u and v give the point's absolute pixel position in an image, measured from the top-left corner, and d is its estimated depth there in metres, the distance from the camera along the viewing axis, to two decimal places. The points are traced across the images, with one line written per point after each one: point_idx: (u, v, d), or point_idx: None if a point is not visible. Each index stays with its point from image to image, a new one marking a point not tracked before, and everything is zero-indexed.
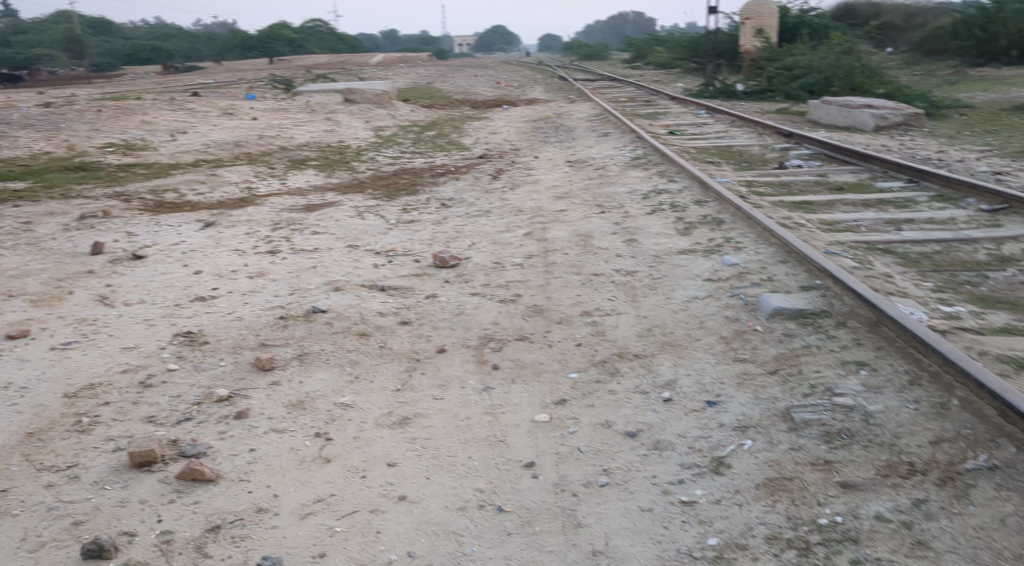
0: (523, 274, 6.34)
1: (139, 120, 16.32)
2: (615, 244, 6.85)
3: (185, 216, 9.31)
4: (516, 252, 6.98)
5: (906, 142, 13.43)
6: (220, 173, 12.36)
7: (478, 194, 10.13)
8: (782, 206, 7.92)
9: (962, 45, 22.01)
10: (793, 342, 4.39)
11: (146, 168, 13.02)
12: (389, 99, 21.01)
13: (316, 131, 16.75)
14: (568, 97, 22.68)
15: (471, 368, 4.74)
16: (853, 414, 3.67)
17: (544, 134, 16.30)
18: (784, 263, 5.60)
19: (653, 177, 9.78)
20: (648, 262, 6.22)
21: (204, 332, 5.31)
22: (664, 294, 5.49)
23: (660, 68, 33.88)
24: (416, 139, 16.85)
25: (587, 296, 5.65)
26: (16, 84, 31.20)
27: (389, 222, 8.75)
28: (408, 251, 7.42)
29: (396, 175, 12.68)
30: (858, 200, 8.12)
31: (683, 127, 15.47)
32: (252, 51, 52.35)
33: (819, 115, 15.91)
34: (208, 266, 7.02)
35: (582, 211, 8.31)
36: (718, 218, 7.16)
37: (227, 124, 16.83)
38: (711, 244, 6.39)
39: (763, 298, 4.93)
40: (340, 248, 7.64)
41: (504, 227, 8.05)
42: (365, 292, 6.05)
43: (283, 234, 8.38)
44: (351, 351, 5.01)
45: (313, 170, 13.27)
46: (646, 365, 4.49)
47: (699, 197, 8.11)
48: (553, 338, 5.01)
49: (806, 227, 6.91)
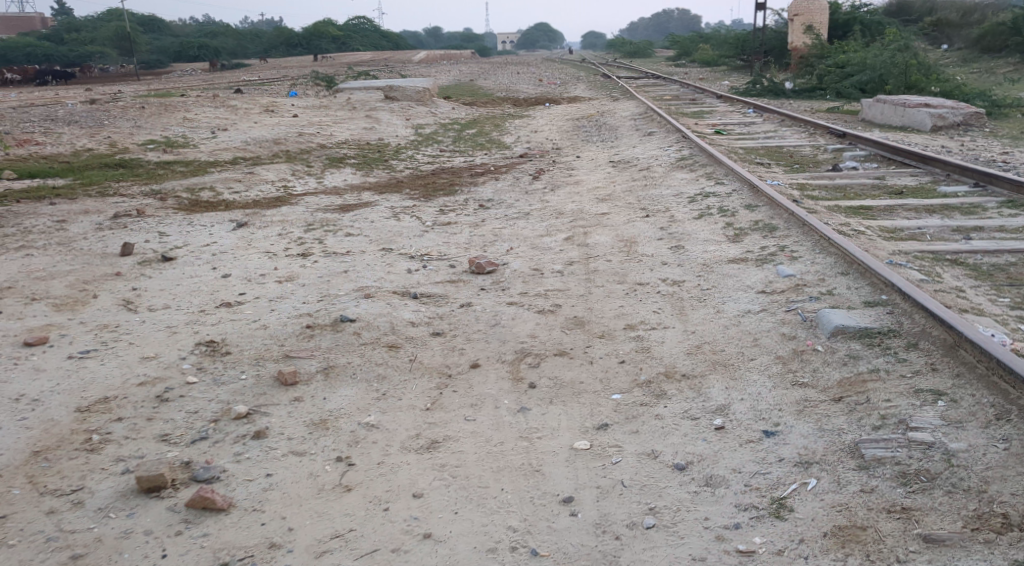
0: (562, 282, 6.01)
1: (179, 116, 16.28)
2: (660, 251, 6.49)
3: (219, 216, 9.14)
4: (555, 259, 6.65)
5: (966, 142, 12.83)
6: (257, 171, 12.21)
7: (518, 195, 9.80)
8: (838, 211, 7.48)
9: (1022, 42, 21.16)
10: (858, 366, 4.00)
11: (184, 166, 12.92)
12: (430, 97, 20.80)
13: (355, 129, 16.58)
14: (611, 95, 22.25)
15: (506, 386, 4.43)
16: (933, 453, 3.28)
17: (586, 132, 15.95)
18: (844, 274, 5.20)
19: (700, 178, 9.38)
20: (696, 271, 5.86)
21: (226, 341, 5.07)
22: (714, 307, 5.12)
23: (705, 65, 33.26)
24: (456, 137, 16.60)
25: (630, 307, 5.31)
26: (66, 81, 31.65)
27: (425, 224, 8.48)
28: (443, 255, 7.14)
29: (434, 174, 12.41)
30: (920, 205, 7.65)
31: (730, 126, 15.00)
32: (297, 48, 52.77)
33: (873, 114, 15.33)
34: (237, 270, 6.80)
35: (625, 215, 7.96)
36: (770, 224, 6.76)
37: (267, 121, 16.72)
38: (763, 252, 6.00)
39: (825, 314, 4.54)
40: (373, 251, 7.38)
41: (544, 231, 7.72)
42: (396, 300, 5.77)
43: (316, 236, 8.15)
44: (379, 365, 4.73)
45: (351, 169, 13.06)
46: (696, 387, 4.14)
47: (750, 202, 7.69)
48: (594, 354, 4.68)
49: (866, 235, 6.49)
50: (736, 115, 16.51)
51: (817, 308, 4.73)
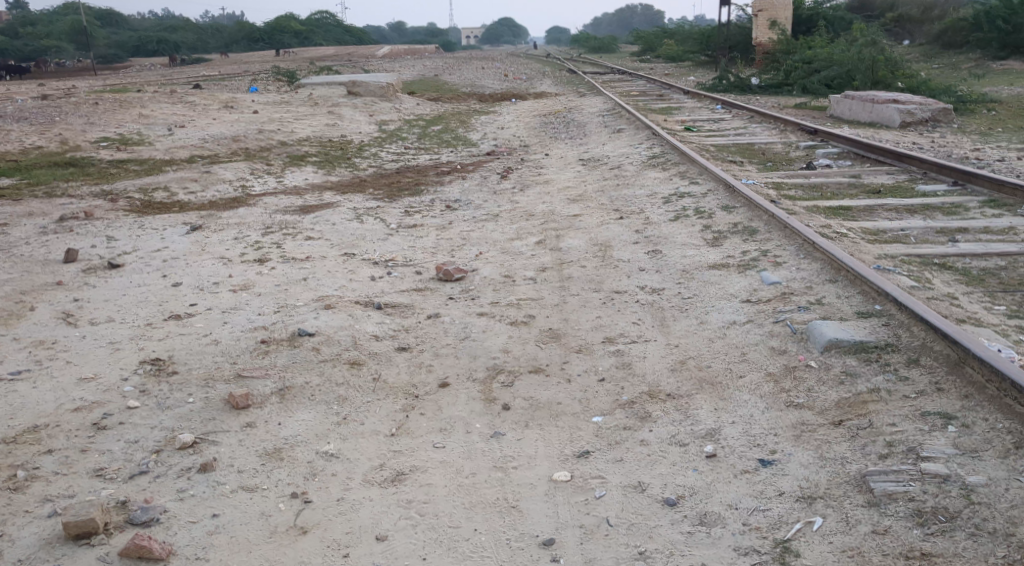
0: (535, 291, 5.69)
1: (134, 113, 15.68)
2: (637, 256, 6.19)
3: (172, 219, 8.69)
4: (527, 265, 6.33)
5: (937, 139, 12.72)
6: (214, 170, 11.74)
7: (486, 195, 9.46)
8: (817, 212, 7.24)
9: (984, 38, 21.20)
10: (857, 385, 3.73)
11: (138, 165, 12.41)
12: (394, 92, 20.36)
13: (317, 125, 16.12)
14: (579, 91, 21.97)
15: (477, 408, 4.09)
16: (949, 486, 3.07)
17: (555, 129, 15.66)
18: (832, 281, 4.94)
19: (673, 177, 9.12)
20: (675, 278, 5.57)
21: (173, 359, 4.67)
22: (697, 318, 4.84)
23: (671, 60, 33.14)
24: (421, 133, 16.21)
25: (608, 319, 5.01)
26: (20, 75, 30.72)
27: (389, 227, 8.11)
28: (409, 260, 6.78)
29: (399, 173, 12.02)
30: (899, 205, 7.43)
31: (700, 123, 14.78)
32: (259, 44, 51.91)
33: (842, 111, 15.20)
34: (189, 278, 6.40)
35: (598, 217, 7.66)
36: (749, 227, 6.49)
37: (226, 118, 16.18)
38: (745, 257, 5.72)
39: (817, 327, 4.23)
40: (334, 257, 6.99)
41: (514, 234, 7.40)
42: (359, 311, 5.42)
43: (274, 239, 7.75)
44: (341, 385, 4.38)
45: (312, 167, 12.62)
46: (683, 407, 3.85)
47: (727, 203, 7.42)
48: (572, 371, 4.36)
49: (850, 237, 6.25)
50: (705, 112, 16.29)
51: (808, 318, 4.47)
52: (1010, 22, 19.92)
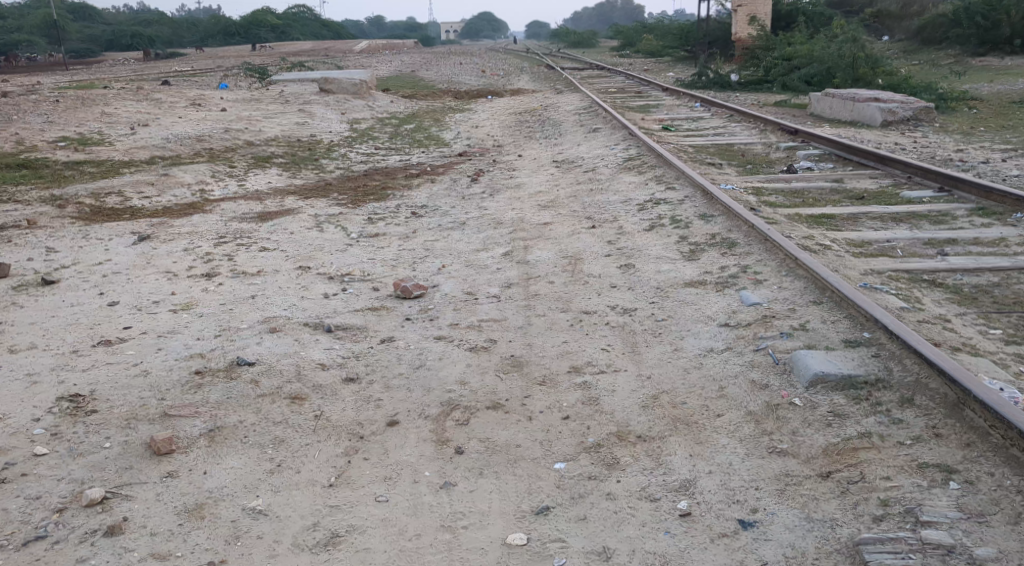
0: (499, 310, 5.29)
1: (95, 111, 15.11)
2: (608, 271, 5.80)
3: (121, 228, 8.21)
4: (492, 280, 5.93)
5: (919, 139, 12.41)
6: (173, 172, 11.23)
7: (454, 201, 9.03)
8: (799, 221, 6.88)
9: (962, 34, 20.93)
10: (847, 427, 3.38)
11: (95, 167, 11.87)
12: (367, 89, 19.84)
13: (286, 124, 15.61)
14: (555, 88, 21.57)
15: (428, 451, 3.69)
16: (954, 558, 2.79)
17: (530, 128, 15.27)
18: (817, 304, 4.57)
19: (649, 182, 8.75)
20: (649, 297, 5.19)
21: (94, 395, 4.22)
22: (671, 343, 4.47)
23: (649, 56, 32.79)
24: (393, 132, 15.75)
25: (574, 345, 4.62)
26: None
27: (350, 236, 7.68)
28: (367, 274, 6.36)
29: (366, 175, 11.56)
30: (884, 213, 7.08)
31: (677, 122, 14.43)
32: (234, 38, 51.08)
33: (821, 110, 14.90)
34: (128, 295, 5.95)
35: (569, 226, 7.26)
36: (728, 238, 6.11)
37: (192, 116, 15.63)
38: (723, 274, 5.35)
39: (805, 360, 3.86)
40: (288, 271, 6.56)
41: (480, 245, 6.99)
42: (307, 335, 5.00)
43: (226, 251, 7.30)
44: (279, 425, 3.96)
45: (277, 170, 12.13)
46: (655, 454, 3.47)
47: (705, 211, 7.04)
48: (533, 407, 3.96)
49: (834, 250, 5.90)
50: (683, 110, 15.92)
51: (793, 346, 4.11)
52: (988, 19, 19.95)
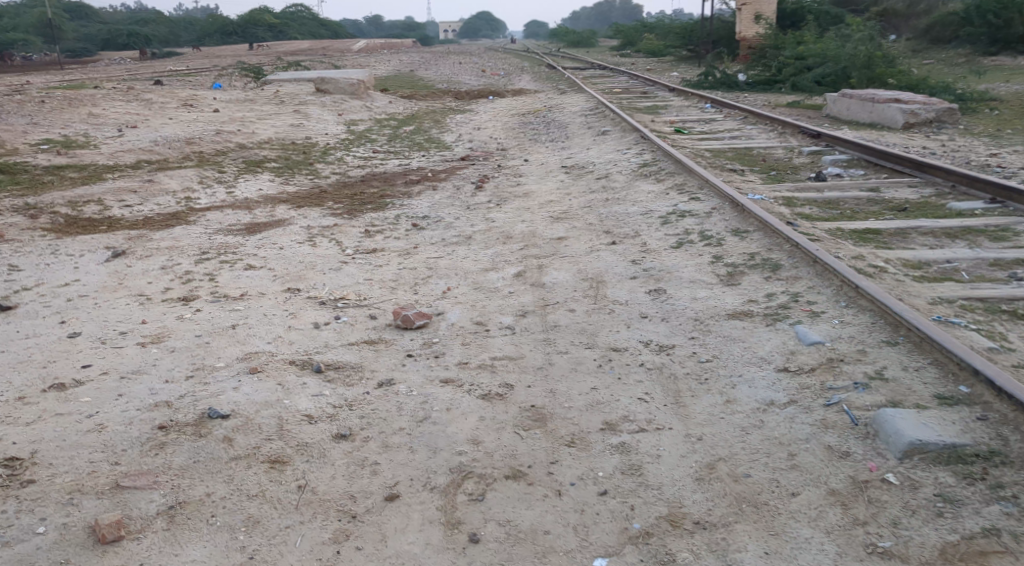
0: (514, 346, 4.62)
1: (82, 112, 14.41)
2: (636, 297, 5.12)
3: (95, 241, 7.52)
4: (504, 307, 5.25)
5: (947, 142, 11.74)
6: (158, 178, 10.54)
7: (458, 211, 8.36)
8: (842, 237, 6.21)
9: (974, 32, 20.28)
10: (964, 520, 2.87)
11: (77, 172, 11.17)
12: (365, 89, 19.13)
13: (281, 126, 14.91)
14: (559, 88, 20.87)
15: (437, 540, 3.09)
16: None
17: (535, 130, 14.61)
18: (891, 344, 3.88)
19: (669, 191, 8.06)
20: (686, 330, 4.52)
21: (33, 458, 3.54)
22: (721, 393, 3.78)
23: (651, 55, 32.10)
24: (392, 135, 15.05)
25: (603, 394, 3.93)
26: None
27: (345, 252, 7.00)
28: (364, 299, 5.69)
29: (363, 182, 10.87)
30: (935, 227, 6.40)
31: (690, 124, 13.78)
32: (231, 36, 50.34)
33: (838, 110, 14.20)
34: (93, 324, 5.27)
35: (586, 241, 6.58)
36: (770, 260, 5.41)
37: (184, 117, 14.95)
38: (771, 304, 4.66)
39: (896, 424, 3.20)
40: (274, 294, 5.89)
41: (488, 263, 6.31)
42: (292, 377, 4.31)
43: (208, 269, 6.63)
44: (254, 501, 3.30)
45: (269, 175, 11.45)
46: (718, 550, 2.92)
47: (738, 225, 6.36)
48: (563, 479, 3.31)
49: (891, 273, 5.22)
50: (695, 111, 15.22)
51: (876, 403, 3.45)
52: (1001, 17, 19.35)
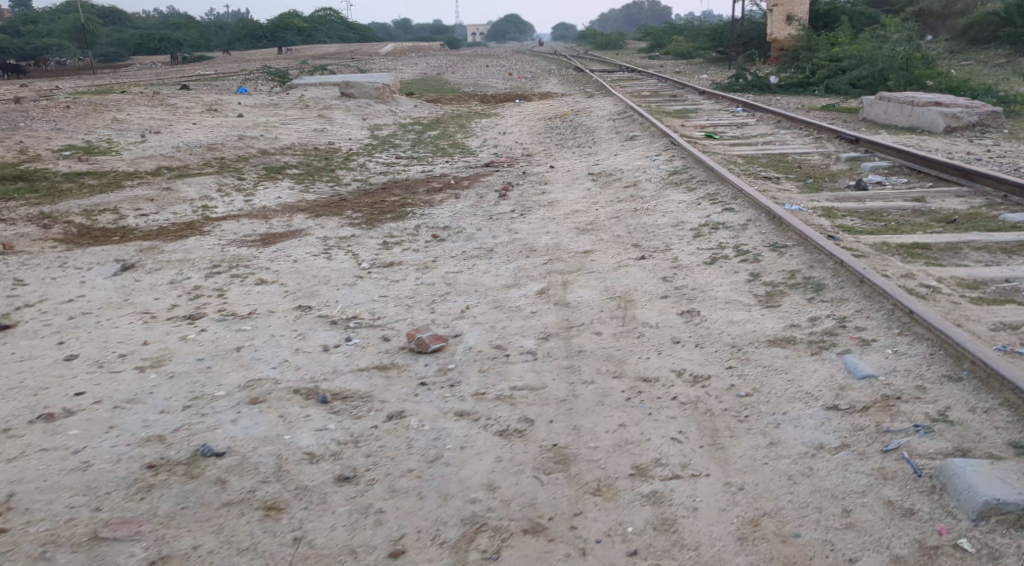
0: (535, 374, 4.27)
1: (106, 117, 14.27)
2: (668, 319, 4.76)
3: (106, 253, 7.28)
4: (525, 329, 4.90)
5: (992, 147, 11.21)
6: (177, 185, 10.31)
7: (480, 221, 8.04)
8: (889, 253, 5.80)
9: (1015, 33, 19.63)
10: None
11: (97, 178, 10.98)
12: (390, 93, 18.89)
13: (304, 131, 14.69)
14: (587, 91, 20.50)
15: None
16: None
17: (561, 135, 14.27)
18: (953, 379, 3.49)
19: (701, 201, 7.69)
20: (723, 359, 4.15)
21: (10, 502, 3.35)
22: (764, 434, 3.41)
23: (679, 57, 31.63)
24: (416, 140, 14.77)
25: (633, 432, 3.57)
26: (20, 72, 29.35)
27: (362, 266, 6.70)
28: (377, 318, 5.37)
29: (385, 190, 10.58)
30: (990, 242, 5.97)
31: (721, 128, 13.36)
32: (261, 40, 50.49)
33: (876, 113, 13.69)
34: (92, 345, 5.00)
35: (613, 256, 6.23)
36: (813, 279, 5.01)
37: (208, 122, 14.76)
38: (816, 330, 4.28)
39: (971, 479, 2.90)
40: (284, 312, 5.59)
41: (509, 279, 5.98)
42: (295, 408, 4.00)
43: (218, 283, 6.37)
44: (242, 558, 3.08)
45: (289, 182, 11.20)
46: None
47: (776, 240, 5.97)
48: (588, 535, 3.04)
49: (947, 294, 4.81)
50: (726, 115, 14.78)
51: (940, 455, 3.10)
52: None
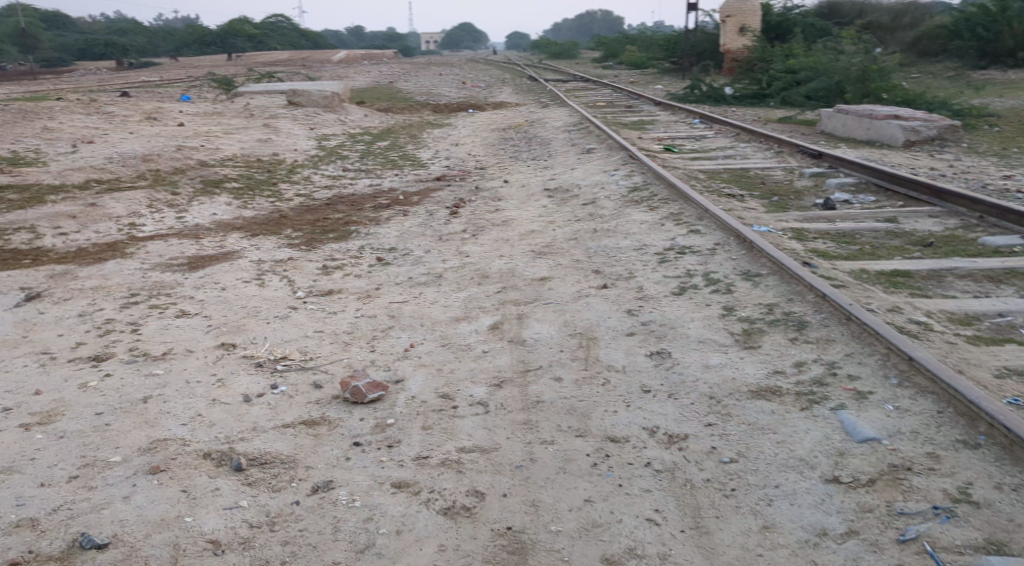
0: (486, 431, 3.72)
1: (36, 126, 13.36)
2: (634, 361, 4.25)
3: (13, 280, 6.55)
4: (477, 374, 4.33)
5: (954, 162, 10.95)
6: (104, 201, 9.54)
7: (429, 242, 7.47)
8: (868, 281, 5.35)
9: (963, 46, 19.66)
10: None
11: (19, 193, 10.12)
12: (339, 102, 18.16)
13: (247, 141, 13.94)
14: (541, 101, 20.02)
15: None
16: None
17: (516, 146, 13.77)
18: (970, 447, 3.19)
19: (664, 221, 7.20)
20: (701, 414, 3.63)
21: None
22: (755, 514, 3.06)
23: (633, 67, 31.33)
24: (365, 151, 14.13)
25: (601, 512, 3.15)
26: None
27: (297, 294, 6.08)
28: (310, 359, 4.76)
29: (329, 206, 9.93)
30: (973, 269, 5.55)
31: (679, 141, 12.96)
32: (210, 47, 49.15)
33: (834, 125, 13.37)
34: None
35: (573, 284, 5.69)
36: (793, 315, 4.53)
37: (145, 132, 13.93)
38: (803, 379, 3.78)
39: None
40: (205, 351, 4.95)
41: (459, 311, 5.41)
42: (202, 480, 3.41)
43: (135, 316, 5.70)
44: None
45: (227, 197, 10.46)
46: None
47: (748, 267, 5.48)
48: None
49: (939, 332, 4.36)
50: (683, 126, 14.39)
51: (969, 552, 2.83)
52: (990, 30, 18.74)
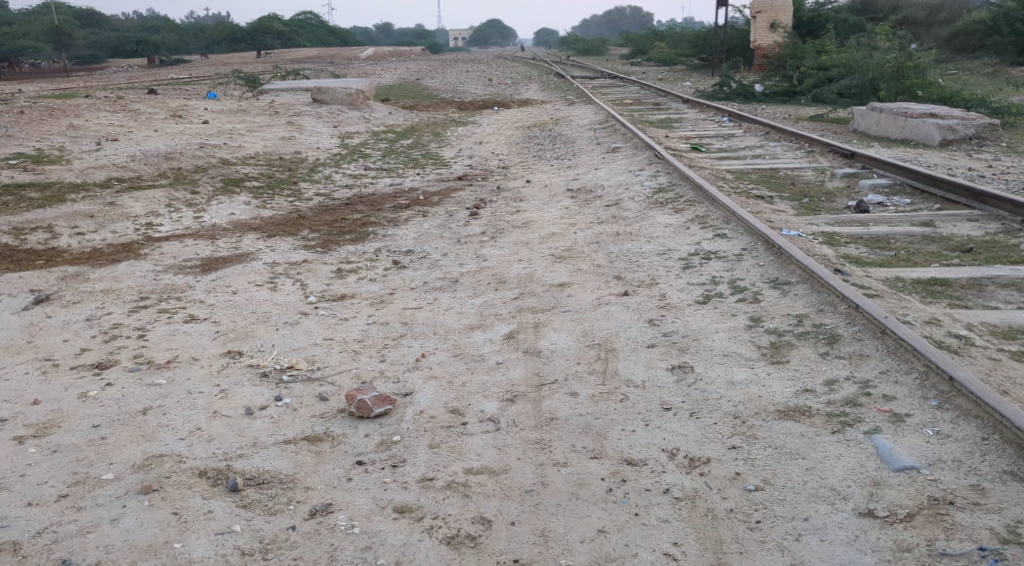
0: (496, 451, 3.52)
1: (61, 124, 13.34)
2: (654, 376, 4.02)
3: (23, 282, 6.44)
4: (489, 387, 4.12)
5: (992, 162, 10.57)
6: (122, 199, 9.44)
7: (447, 245, 7.28)
8: (904, 290, 5.08)
9: (1001, 42, 19.13)
10: None
11: (40, 191, 10.07)
12: (364, 99, 18.03)
13: (270, 139, 13.84)
14: (567, 98, 19.75)
15: None
16: None
17: (541, 145, 13.55)
18: (1019, 479, 2.97)
19: (689, 224, 6.95)
20: (725, 436, 3.42)
21: None
22: (782, 551, 2.89)
23: (663, 64, 30.95)
24: (388, 150, 13.98)
25: (615, 544, 3.00)
26: None
27: (309, 299, 5.91)
28: (317, 369, 4.58)
29: (348, 206, 9.77)
30: (1016, 277, 5.25)
31: (706, 140, 12.67)
32: (240, 44, 49.33)
33: (867, 123, 13.00)
34: None
35: (593, 291, 5.48)
36: (824, 327, 4.27)
37: (169, 130, 13.87)
38: (834, 399, 3.54)
39: None
40: (210, 359, 4.80)
41: (473, 318, 5.21)
42: (196, 502, 3.29)
43: (142, 320, 5.55)
44: None
45: (246, 197, 10.34)
46: None
47: (776, 274, 5.22)
48: None
49: (980, 347, 4.09)
50: (711, 125, 14.09)
51: None
52: None
